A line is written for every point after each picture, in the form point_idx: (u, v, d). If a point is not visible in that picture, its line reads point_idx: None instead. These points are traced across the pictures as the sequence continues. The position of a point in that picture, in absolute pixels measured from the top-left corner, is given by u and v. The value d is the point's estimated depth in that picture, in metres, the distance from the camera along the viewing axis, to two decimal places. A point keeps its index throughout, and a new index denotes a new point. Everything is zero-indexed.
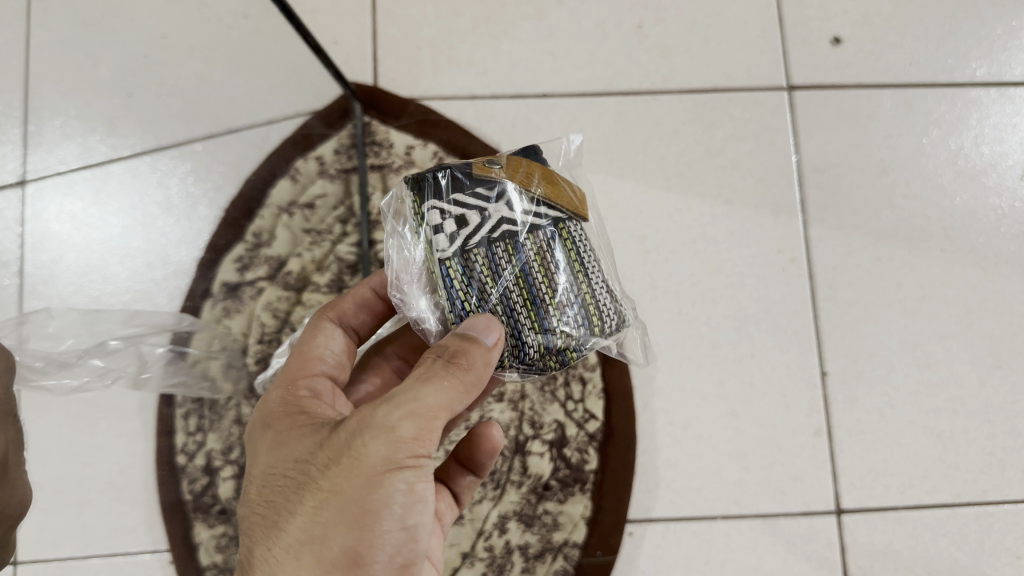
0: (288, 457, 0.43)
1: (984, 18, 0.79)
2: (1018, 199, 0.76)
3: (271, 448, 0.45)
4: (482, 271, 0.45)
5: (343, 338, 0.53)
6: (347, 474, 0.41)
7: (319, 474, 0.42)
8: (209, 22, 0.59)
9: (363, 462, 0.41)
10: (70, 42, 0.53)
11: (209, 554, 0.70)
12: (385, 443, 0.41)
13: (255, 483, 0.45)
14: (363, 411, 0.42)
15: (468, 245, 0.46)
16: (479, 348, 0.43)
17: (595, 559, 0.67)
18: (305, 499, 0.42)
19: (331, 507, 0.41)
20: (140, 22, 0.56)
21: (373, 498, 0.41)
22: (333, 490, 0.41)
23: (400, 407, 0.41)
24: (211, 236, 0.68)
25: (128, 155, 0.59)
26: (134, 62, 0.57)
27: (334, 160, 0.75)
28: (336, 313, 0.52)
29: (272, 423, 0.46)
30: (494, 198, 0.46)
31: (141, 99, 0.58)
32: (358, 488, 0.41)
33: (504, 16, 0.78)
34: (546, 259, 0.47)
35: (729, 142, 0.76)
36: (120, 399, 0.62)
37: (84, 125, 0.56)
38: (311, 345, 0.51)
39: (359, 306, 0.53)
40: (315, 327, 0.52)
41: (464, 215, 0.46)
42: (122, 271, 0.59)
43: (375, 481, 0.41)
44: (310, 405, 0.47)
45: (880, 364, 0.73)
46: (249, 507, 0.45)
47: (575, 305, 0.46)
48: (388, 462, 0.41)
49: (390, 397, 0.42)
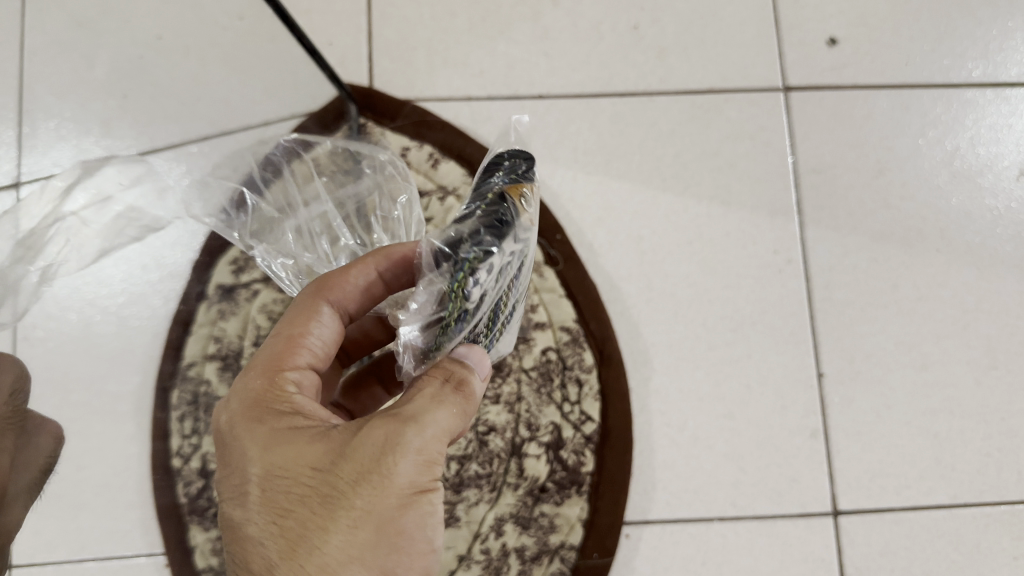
0: (304, 468, 0.41)
1: (980, 18, 0.79)
2: (1014, 200, 0.76)
3: (277, 456, 0.42)
4: (484, 314, 0.43)
5: (335, 326, 0.47)
6: (381, 494, 0.41)
7: (350, 492, 0.41)
8: (204, 25, 0.67)
9: (395, 482, 0.41)
10: (66, 42, 0.64)
11: (205, 558, 0.67)
12: (415, 463, 0.41)
13: (256, 492, 0.42)
14: (387, 428, 0.41)
15: (490, 296, 0.42)
16: (476, 379, 0.44)
17: (591, 561, 0.67)
18: (336, 519, 0.40)
19: (365, 526, 0.40)
20: (136, 23, 0.64)
21: (406, 519, 0.41)
22: (368, 509, 0.40)
23: (428, 428, 0.41)
24: (206, 238, 0.71)
25: (124, 159, 0.68)
26: (130, 62, 0.66)
27: (329, 160, 0.70)
28: (337, 300, 0.46)
29: (272, 424, 0.43)
30: (521, 242, 0.43)
31: (135, 100, 0.67)
32: (391, 508, 0.41)
33: (500, 16, 0.78)
34: (513, 290, 0.48)
35: (725, 143, 0.76)
36: (118, 403, 0.67)
37: (76, 125, 0.67)
38: (299, 330, 0.45)
39: (360, 291, 0.47)
40: (305, 305, 0.46)
41: (497, 266, 0.40)
42: (117, 273, 0.69)
43: (406, 501, 0.41)
44: (311, 411, 0.44)
45: (876, 365, 0.72)
46: (258, 520, 0.42)
47: (505, 322, 0.50)
48: (417, 483, 0.42)
49: (416, 416, 0.41)
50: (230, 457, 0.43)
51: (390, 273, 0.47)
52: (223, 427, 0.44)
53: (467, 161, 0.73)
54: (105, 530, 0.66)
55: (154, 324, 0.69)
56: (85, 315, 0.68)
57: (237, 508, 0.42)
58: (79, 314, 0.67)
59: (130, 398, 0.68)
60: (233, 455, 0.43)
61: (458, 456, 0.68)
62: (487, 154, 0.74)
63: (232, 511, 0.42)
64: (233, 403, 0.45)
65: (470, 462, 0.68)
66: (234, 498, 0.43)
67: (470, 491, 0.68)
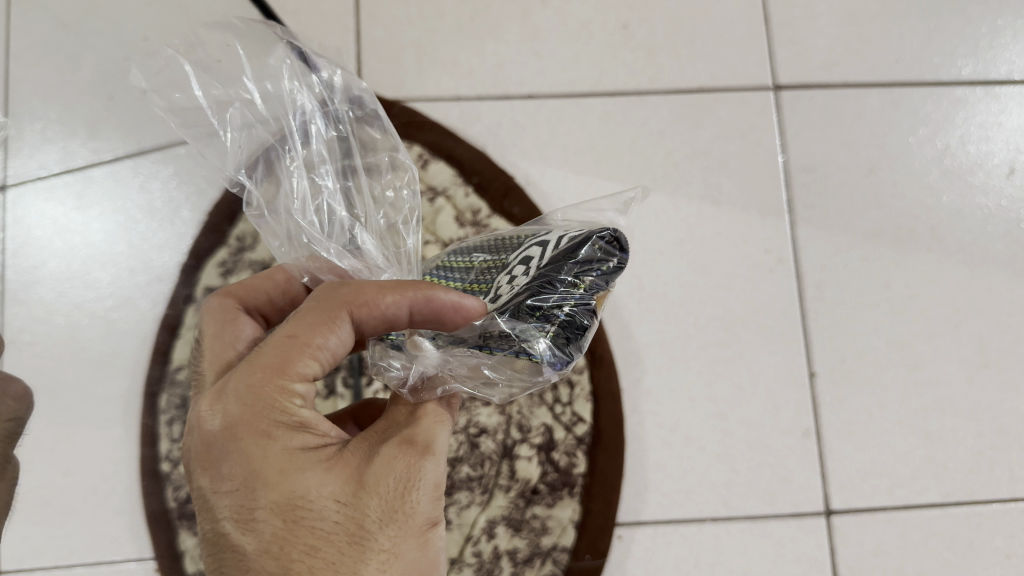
0: (324, 501, 0.40)
1: (969, 15, 0.79)
2: (1005, 197, 0.76)
3: (292, 483, 0.40)
4: None
5: (348, 341, 0.42)
6: (405, 533, 0.40)
7: (375, 530, 0.40)
8: (188, 22, 0.70)
9: (416, 519, 0.41)
10: (52, 45, 0.70)
11: (195, 563, 0.65)
12: (431, 497, 0.42)
13: (269, 524, 0.39)
14: (407, 459, 0.41)
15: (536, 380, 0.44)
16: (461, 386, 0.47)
17: (584, 563, 0.67)
18: (361, 563, 0.39)
19: (391, 569, 0.40)
20: (127, 27, 0.71)
21: (425, 558, 0.41)
22: (393, 549, 0.40)
23: (441, 458, 0.42)
24: (194, 241, 0.68)
25: (111, 159, 0.71)
26: (115, 65, 0.71)
27: None
28: (358, 321, 0.41)
29: (283, 444, 0.40)
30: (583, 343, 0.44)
31: (120, 101, 0.71)
32: (414, 548, 0.41)
33: (489, 16, 0.77)
34: None
35: (716, 142, 0.75)
36: (103, 407, 0.68)
37: (65, 130, 0.71)
38: (311, 335, 0.41)
39: (383, 322, 0.41)
40: (323, 312, 0.41)
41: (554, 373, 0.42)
42: (105, 276, 0.71)
43: (425, 538, 0.41)
44: (319, 425, 0.42)
45: (868, 364, 0.72)
46: (272, 554, 0.39)
47: None
48: (432, 518, 0.42)
49: (430, 445, 0.42)
50: (235, 477, 0.40)
51: (424, 316, 0.41)
52: (225, 436, 0.41)
53: (457, 162, 0.73)
54: (92, 535, 0.66)
55: (141, 328, 0.69)
56: (73, 319, 0.70)
57: (246, 537, 0.40)
58: (66, 318, 0.70)
59: (119, 403, 0.68)
60: (239, 472, 0.40)
61: (450, 458, 0.68)
62: (476, 155, 0.73)
63: (241, 539, 0.40)
64: (234, 411, 0.41)
65: (462, 464, 0.68)
66: (241, 527, 0.40)
67: (462, 493, 0.67)
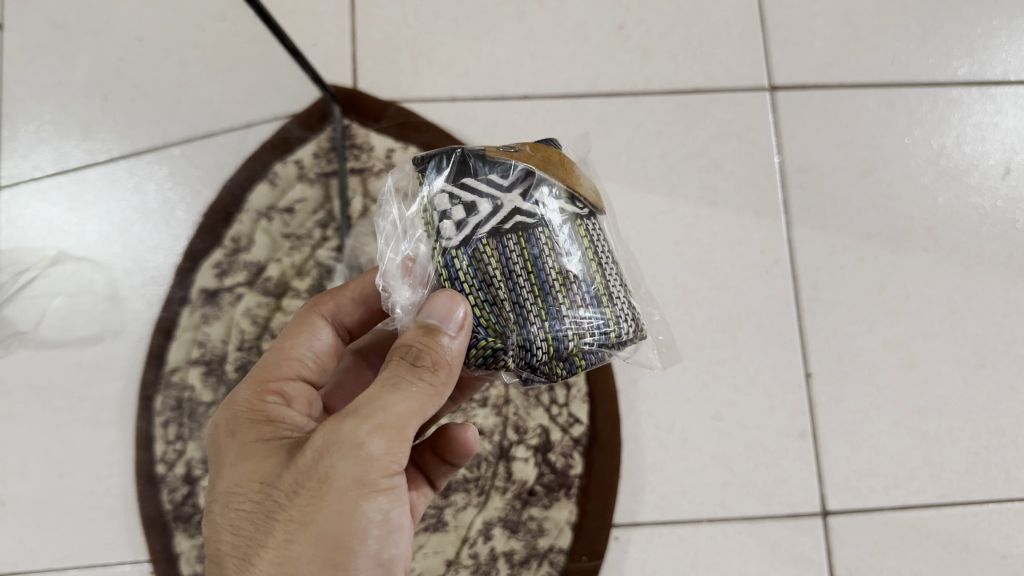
0: (254, 479, 0.42)
1: (964, 16, 0.79)
2: (1000, 198, 0.76)
3: (237, 463, 0.44)
4: (492, 263, 0.43)
5: (332, 336, 0.51)
6: (318, 504, 0.40)
7: (289, 503, 0.40)
8: (185, 22, 0.64)
9: (333, 489, 0.40)
10: (46, 46, 0.68)
11: (190, 565, 0.66)
12: (355, 465, 0.40)
13: (219, 504, 0.43)
14: (326, 430, 0.41)
15: (475, 235, 0.43)
16: (439, 338, 0.41)
17: (580, 564, 0.67)
18: (275, 533, 0.40)
19: (301, 538, 0.40)
20: (117, 27, 0.67)
21: (345, 529, 0.40)
22: (305, 520, 0.40)
23: (370, 422, 0.40)
24: (188, 242, 0.71)
25: (105, 160, 0.71)
26: (108, 65, 0.69)
27: (313, 163, 0.71)
28: (329, 311, 0.51)
29: (239, 433, 0.45)
30: (507, 187, 0.45)
31: (115, 101, 0.70)
32: (329, 517, 0.40)
33: (485, 16, 0.77)
34: (559, 251, 0.44)
35: (711, 143, 0.75)
36: (99, 411, 0.68)
37: (57, 130, 0.71)
38: (292, 343, 0.50)
39: (356, 302, 0.51)
40: (302, 324, 0.51)
41: (467, 201, 0.44)
42: (99, 277, 0.73)
43: (345, 509, 0.40)
44: (274, 414, 0.46)
45: (864, 365, 0.72)
46: (216, 530, 0.43)
47: (588, 300, 0.44)
48: (359, 487, 0.40)
49: (359, 410, 0.41)
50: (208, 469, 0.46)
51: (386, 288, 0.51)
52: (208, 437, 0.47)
53: None
54: (87, 539, 0.66)
55: (137, 328, 0.70)
56: (68, 319, 0.71)
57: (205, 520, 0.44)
58: (60, 318, 0.70)
59: (113, 406, 0.69)
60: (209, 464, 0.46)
61: None
62: None
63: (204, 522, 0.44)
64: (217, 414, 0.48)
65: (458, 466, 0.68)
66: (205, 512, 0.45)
67: (458, 495, 0.67)
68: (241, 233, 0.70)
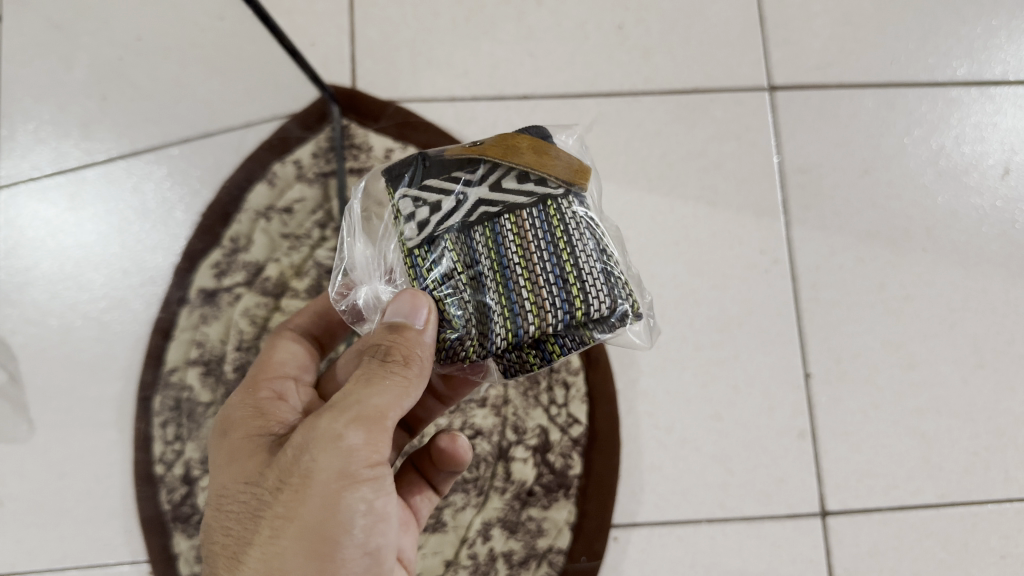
0: (241, 479, 0.44)
1: (964, 16, 0.79)
2: (999, 198, 0.76)
3: (226, 466, 0.45)
4: (454, 257, 0.43)
5: (303, 346, 0.54)
6: (301, 499, 0.41)
7: (274, 501, 0.41)
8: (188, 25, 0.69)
9: (314, 483, 0.41)
10: (46, 48, 0.71)
11: (189, 565, 0.66)
12: (335, 458, 0.41)
13: (214, 510, 0.45)
14: (306, 428, 0.42)
15: (438, 232, 0.44)
16: (411, 332, 0.42)
17: (579, 565, 0.67)
18: (262, 529, 0.41)
19: (287, 534, 0.40)
20: (119, 30, 0.70)
21: (329, 522, 0.41)
22: (289, 515, 0.41)
23: (346, 417, 0.41)
24: (187, 242, 0.70)
25: (103, 160, 0.71)
26: (107, 66, 0.71)
27: (312, 163, 0.70)
28: (296, 324, 0.55)
29: (227, 437, 0.47)
30: (472, 182, 0.45)
31: (114, 101, 0.71)
32: (312, 511, 0.40)
33: (484, 16, 0.77)
34: (525, 237, 0.44)
35: (711, 143, 0.75)
36: (99, 411, 0.68)
37: (55, 130, 0.71)
38: (271, 356, 0.53)
39: (318, 314, 0.56)
40: (273, 341, 0.54)
41: (430, 201, 0.44)
42: (97, 278, 0.72)
43: (328, 502, 0.41)
44: (266, 417, 0.47)
45: (863, 365, 0.72)
46: (212, 534, 0.44)
47: (554, 283, 0.43)
48: (340, 480, 0.41)
49: (335, 407, 0.42)
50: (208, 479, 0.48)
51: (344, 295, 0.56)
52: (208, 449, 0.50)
53: None
54: (87, 539, 0.66)
55: (135, 328, 0.70)
56: (66, 319, 0.71)
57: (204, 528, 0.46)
58: (59, 319, 0.71)
59: (112, 406, 0.69)
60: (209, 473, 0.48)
61: None
62: None
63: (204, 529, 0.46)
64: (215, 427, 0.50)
65: None
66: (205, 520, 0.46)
67: (457, 495, 0.67)
68: (239, 234, 0.69)
